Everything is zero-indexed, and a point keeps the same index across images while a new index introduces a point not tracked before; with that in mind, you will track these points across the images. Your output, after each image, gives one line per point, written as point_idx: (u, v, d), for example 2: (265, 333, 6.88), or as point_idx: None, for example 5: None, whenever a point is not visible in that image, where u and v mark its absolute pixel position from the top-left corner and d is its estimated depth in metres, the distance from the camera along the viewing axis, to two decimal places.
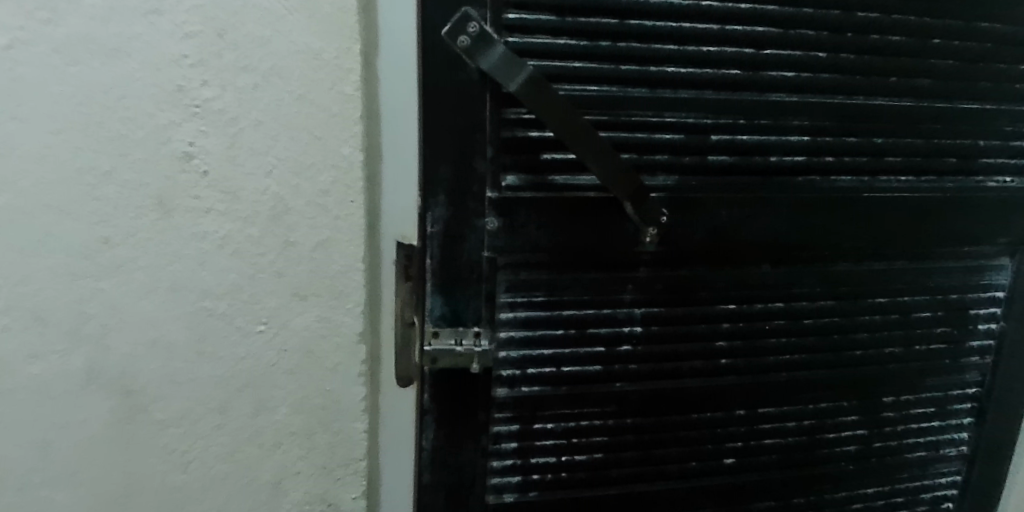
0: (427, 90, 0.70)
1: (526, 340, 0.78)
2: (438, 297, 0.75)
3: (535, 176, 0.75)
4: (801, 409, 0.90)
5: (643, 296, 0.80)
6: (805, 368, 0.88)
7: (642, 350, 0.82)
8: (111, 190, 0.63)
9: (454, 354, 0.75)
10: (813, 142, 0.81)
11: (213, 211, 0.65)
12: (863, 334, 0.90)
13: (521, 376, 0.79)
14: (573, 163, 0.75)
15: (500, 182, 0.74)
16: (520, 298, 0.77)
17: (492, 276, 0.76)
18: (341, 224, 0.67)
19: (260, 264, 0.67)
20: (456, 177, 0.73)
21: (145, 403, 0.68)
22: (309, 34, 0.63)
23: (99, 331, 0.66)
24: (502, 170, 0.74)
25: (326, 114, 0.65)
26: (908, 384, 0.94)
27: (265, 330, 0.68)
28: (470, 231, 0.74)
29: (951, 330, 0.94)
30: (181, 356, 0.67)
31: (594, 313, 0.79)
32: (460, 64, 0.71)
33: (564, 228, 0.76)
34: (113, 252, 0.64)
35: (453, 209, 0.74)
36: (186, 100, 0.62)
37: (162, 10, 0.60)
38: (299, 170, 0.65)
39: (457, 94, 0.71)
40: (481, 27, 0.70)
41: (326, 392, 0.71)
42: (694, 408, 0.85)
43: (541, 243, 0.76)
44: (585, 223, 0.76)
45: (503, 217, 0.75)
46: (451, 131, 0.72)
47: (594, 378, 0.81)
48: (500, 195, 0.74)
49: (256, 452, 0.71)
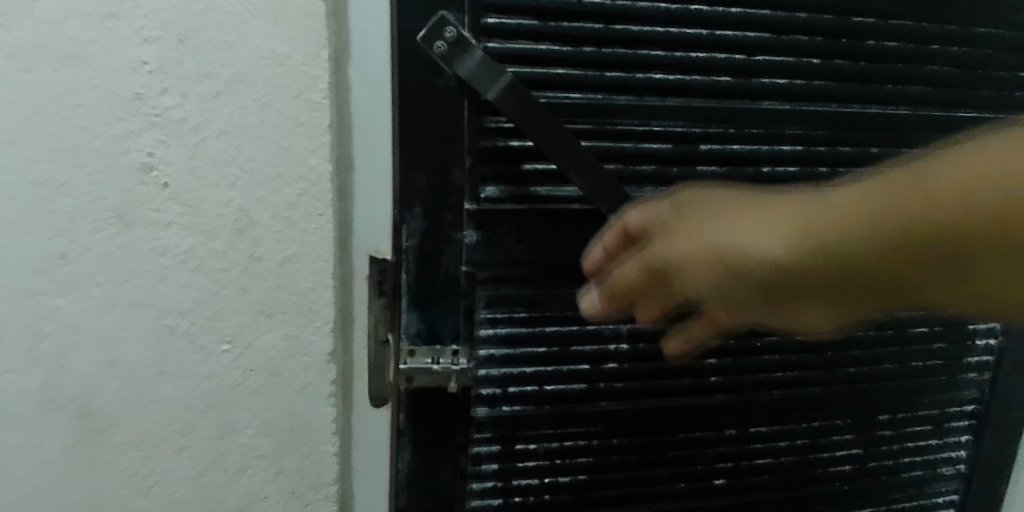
0: (403, 97, 0.67)
1: (507, 358, 0.75)
2: (415, 312, 0.72)
3: (516, 187, 0.72)
4: (794, 427, 0.86)
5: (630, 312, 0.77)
6: (798, 385, 0.85)
7: (627, 368, 0.79)
8: (67, 203, 0.60)
9: (428, 372, 0.72)
10: (805, 152, 0.78)
11: (174, 225, 0.62)
12: (858, 351, 0.87)
13: (502, 395, 0.76)
14: (555, 173, 0.72)
15: (479, 193, 0.71)
16: (501, 313, 0.74)
17: (470, 292, 0.73)
18: (309, 238, 0.64)
19: (224, 280, 0.64)
20: (433, 188, 0.70)
21: (104, 426, 0.65)
22: (274, 39, 0.60)
23: (55, 350, 0.62)
24: (481, 182, 0.71)
25: (292, 123, 0.62)
26: (905, 402, 0.91)
27: (230, 349, 0.65)
28: (448, 245, 0.71)
29: (948, 346, 0.91)
30: (141, 376, 0.64)
31: (578, 330, 0.76)
32: (437, 71, 0.67)
33: (545, 241, 0.73)
34: (69, 268, 0.61)
35: (429, 222, 0.71)
36: (145, 109, 0.59)
37: (121, 14, 0.57)
38: (264, 182, 0.62)
39: (434, 101, 0.68)
40: (459, 31, 0.67)
41: (295, 414, 0.68)
42: (683, 428, 0.82)
43: (522, 257, 0.73)
44: (567, 236, 0.73)
45: (482, 230, 0.72)
46: (428, 140, 0.69)
47: (578, 397, 0.78)
48: (479, 207, 0.71)
49: (221, 476, 0.68)
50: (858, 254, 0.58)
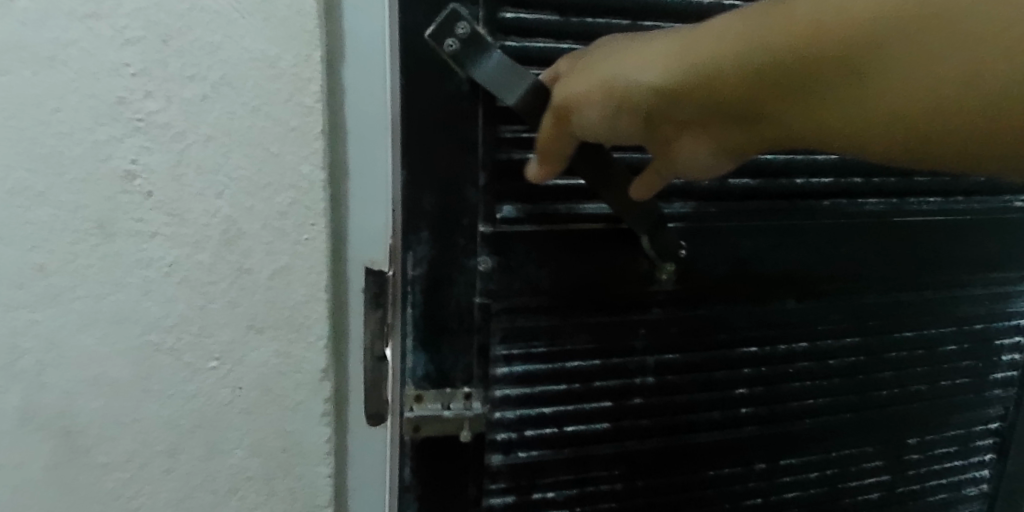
0: (410, 103, 0.62)
1: (524, 398, 0.70)
2: (421, 355, 0.67)
3: (534, 204, 0.67)
4: (822, 458, 0.82)
5: (658, 341, 0.73)
6: (827, 412, 0.81)
7: (653, 402, 0.74)
8: (46, 213, 0.57)
9: (440, 420, 0.68)
10: (840, 162, 0.74)
11: (159, 235, 0.58)
12: (889, 373, 0.83)
13: (518, 440, 0.71)
14: (578, 190, 0.67)
15: (495, 213, 0.66)
16: (517, 349, 0.69)
17: (485, 326, 0.68)
18: (300, 250, 0.61)
19: (212, 293, 0.60)
20: (443, 207, 0.65)
21: (87, 445, 0.62)
22: (264, 40, 0.57)
23: (35, 367, 0.59)
24: (496, 201, 0.66)
25: (283, 128, 0.59)
26: (931, 422, 0.87)
27: (218, 366, 0.62)
28: (460, 274, 0.67)
29: (973, 363, 0.88)
30: (125, 394, 0.61)
31: (603, 364, 0.71)
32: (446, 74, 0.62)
33: (567, 266, 0.68)
34: (50, 280, 0.58)
35: (438, 248, 0.66)
36: (127, 113, 0.56)
37: (101, 14, 0.54)
38: (253, 191, 0.59)
39: (445, 110, 0.63)
40: (471, 27, 0.62)
41: (286, 434, 0.65)
42: (709, 465, 0.77)
43: (540, 284, 0.68)
44: (589, 262, 0.69)
45: (498, 255, 0.67)
46: (435, 150, 0.64)
47: (599, 438, 0.73)
48: (494, 229, 0.66)
49: (210, 498, 0.65)
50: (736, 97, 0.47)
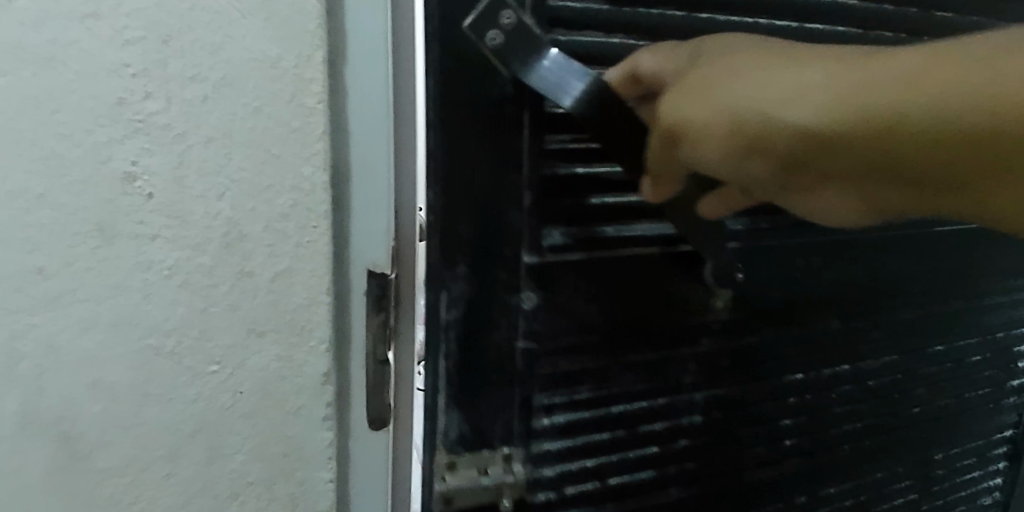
0: (452, 137, 0.69)
1: (565, 441, 0.80)
2: (455, 415, 0.74)
3: (579, 228, 0.76)
4: (858, 446, 0.99)
5: (695, 358, 0.84)
6: (854, 412, 0.97)
7: (688, 422, 0.86)
8: (45, 215, 0.56)
9: (478, 487, 0.77)
10: None
11: (159, 238, 0.58)
12: (889, 373, 0.99)
13: (560, 493, 0.81)
14: (620, 212, 0.77)
15: (541, 243, 0.74)
16: (557, 400, 0.78)
17: (529, 366, 0.76)
18: (302, 253, 0.61)
19: (212, 296, 0.60)
20: (479, 234, 0.72)
21: (86, 450, 0.61)
22: (265, 40, 0.56)
23: (33, 371, 0.58)
24: (541, 230, 0.74)
25: (284, 129, 0.58)
26: (924, 400, 1.03)
27: (219, 370, 0.61)
28: (503, 317, 0.75)
29: (959, 348, 1.04)
30: (126, 398, 0.60)
31: (640, 389, 0.82)
32: (492, 117, 0.70)
33: (609, 297, 0.78)
34: (48, 283, 0.57)
35: (479, 281, 0.73)
36: (127, 115, 0.55)
37: (100, 13, 0.53)
38: (254, 193, 0.58)
39: (490, 144, 0.70)
40: (517, 17, 0.68)
41: (287, 438, 0.64)
42: (748, 468, 0.91)
43: (585, 315, 0.78)
44: (631, 289, 0.79)
45: (541, 290, 0.75)
46: (481, 175, 0.70)
47: (641, 464, 0.85)
48: (540, 258, 0.74)
49: (211, 503, 0.64)
50: (857, 145, 0.60)
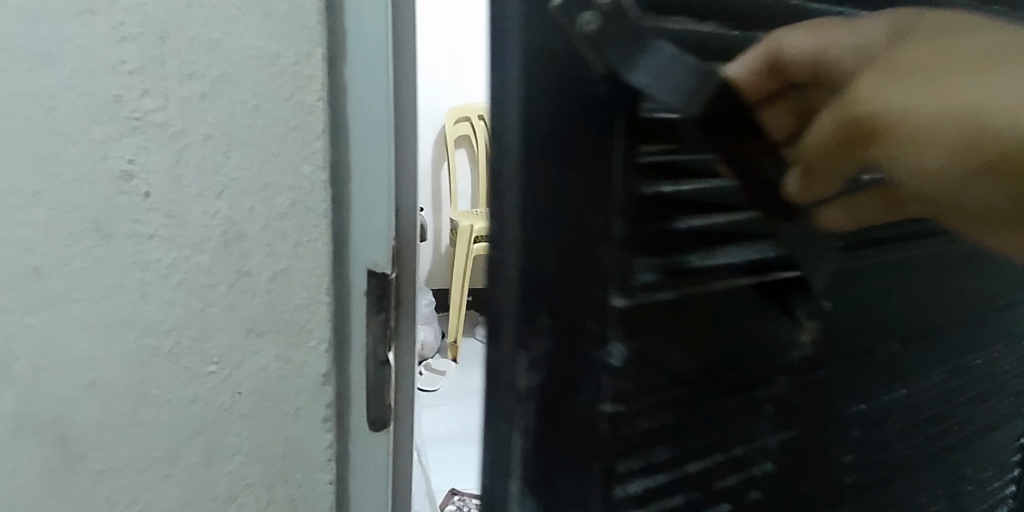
0: (529, 142, 0.46)
1: None
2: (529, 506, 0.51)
3: (668, 254, 0.50)
4: None
5: (780, 414, 0.61)
6: None
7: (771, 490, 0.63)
8: (41, 214, 0.55)
9: None
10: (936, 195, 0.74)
11: (157, 237, 0.57)
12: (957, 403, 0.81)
13: None
14: (715, 230, 0.52)
15: (631, 279, 0.49)
16: (635, 468, 0.53)
17: (616, 428, 0.51)
18: (302, 252, 0.60)
19: (210, 296, 0.59)
20: (566, 270, 0.48)
21: (82, 452, 0.60)
22: (264, 37, 0.56)
23: (29, 372, 0.58)
24: (633, 262, 0.48)
25: (283, 127, 0.57)
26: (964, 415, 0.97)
27: (216, 371, 0.61)
28: (586, 371, 0.49)
29: None
30: (123, 400, 0.60)
31: (722, 457, 0.58)
32: (578, 105, 0.46)
33: (707, 344, 0.54)
34: (44, 283, 0.56)
35: (559, 336, 0.49)
36: (123, 112, 0.54)
37: (96, 9, 0.53)
38: (253, 192, 0.58)
39: (573, 125, 0.46)
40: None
41: (287, 439, 0.64)
42: None
43: (674, 370, 0.52)
44: (731, 330, 0.55)
45: (633, 340, 0.50)
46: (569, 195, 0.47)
47: None
48: (630, 297, 0.49)
49: (209, 505, 0.64)
50: None
